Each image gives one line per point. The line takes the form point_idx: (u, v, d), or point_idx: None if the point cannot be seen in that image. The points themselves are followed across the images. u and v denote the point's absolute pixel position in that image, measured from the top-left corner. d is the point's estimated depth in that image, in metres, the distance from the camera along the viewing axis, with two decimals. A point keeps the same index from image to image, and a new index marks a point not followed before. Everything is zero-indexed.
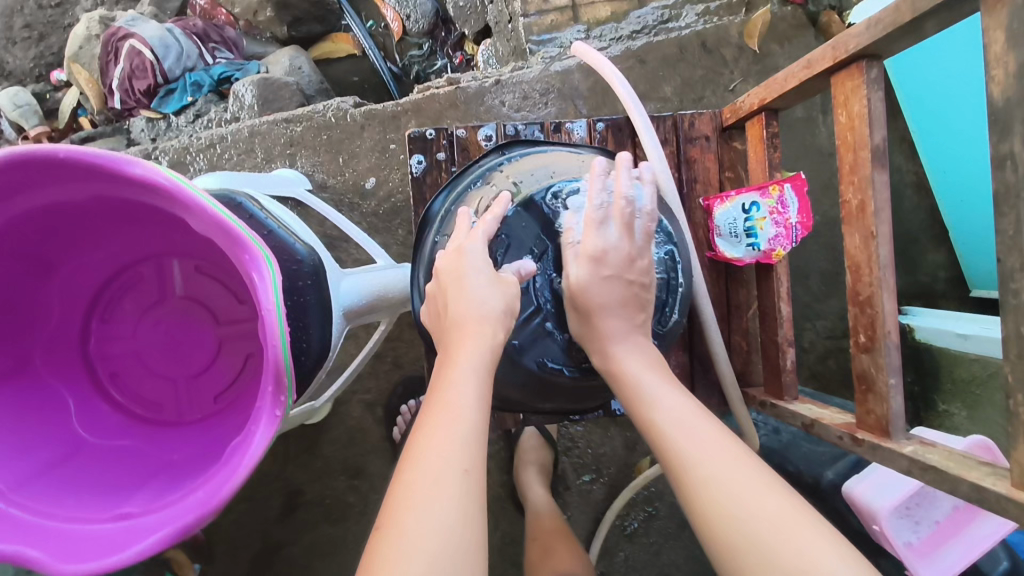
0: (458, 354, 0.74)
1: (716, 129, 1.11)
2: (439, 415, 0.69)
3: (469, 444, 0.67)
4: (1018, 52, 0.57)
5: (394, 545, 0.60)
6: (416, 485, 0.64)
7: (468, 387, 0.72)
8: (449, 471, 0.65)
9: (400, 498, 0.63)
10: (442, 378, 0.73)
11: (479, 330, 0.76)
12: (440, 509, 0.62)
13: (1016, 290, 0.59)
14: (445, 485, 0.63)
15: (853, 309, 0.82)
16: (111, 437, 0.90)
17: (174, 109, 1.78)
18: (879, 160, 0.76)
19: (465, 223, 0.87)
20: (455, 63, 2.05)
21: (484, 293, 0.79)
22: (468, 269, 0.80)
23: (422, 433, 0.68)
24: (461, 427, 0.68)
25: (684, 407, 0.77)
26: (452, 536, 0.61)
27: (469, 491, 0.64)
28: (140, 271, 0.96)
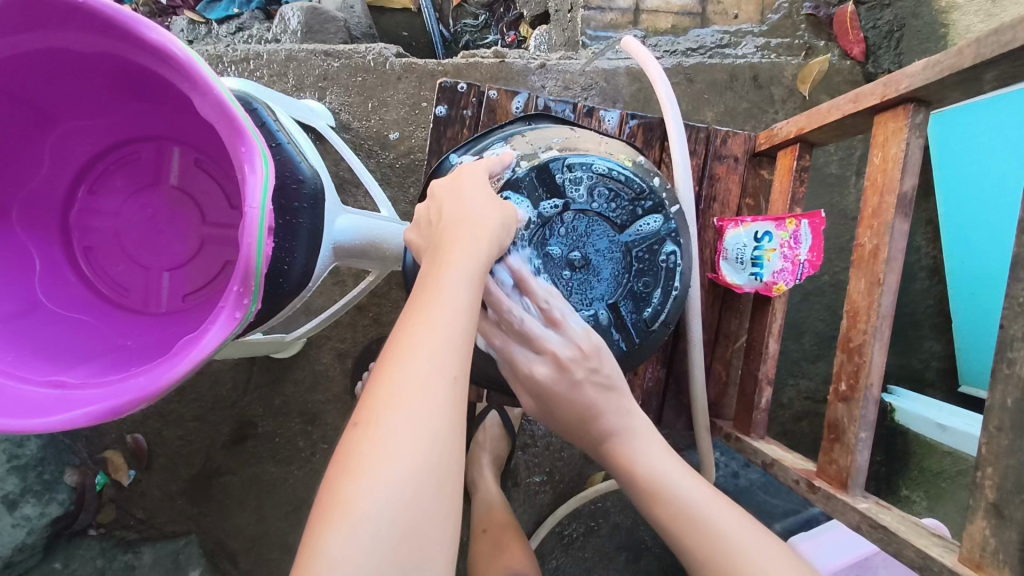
0: (454, 253, 0.67)
1: (747, 153, 1.08)
2: (428, 307, 0.62)
3: (458, 345, 0.61)
4: None
5: (373, 447, 0.56)
6: (401, 384, 0.58)
7: (465, 286, 0.65)
8: (437, 376, 0.59)
9: (381, 393, 0.58)
10: (433, 271, 0.66)
11: (475, 233, 0.70)
12: (425, 415, 0.57)
13: None
14: (432, 390, 0.58)
15: (841, 355, 0.80)
16: (68, 308, 0.87)
17: (218, 17, 1.76)
18: (903, 209, 0.74)
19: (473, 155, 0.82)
20: (506, 42, 2.04)
21: (484, 205, 0.73)
22: (473, 184, 0.75)
23: (410, 325, 0.62)
24: (451, 326, 0.62)
25: (676, 465, 0.83)
26: (431, 447, 0.57)
27: (455, 398, 0.60)
28: (139, 150, 0.94)
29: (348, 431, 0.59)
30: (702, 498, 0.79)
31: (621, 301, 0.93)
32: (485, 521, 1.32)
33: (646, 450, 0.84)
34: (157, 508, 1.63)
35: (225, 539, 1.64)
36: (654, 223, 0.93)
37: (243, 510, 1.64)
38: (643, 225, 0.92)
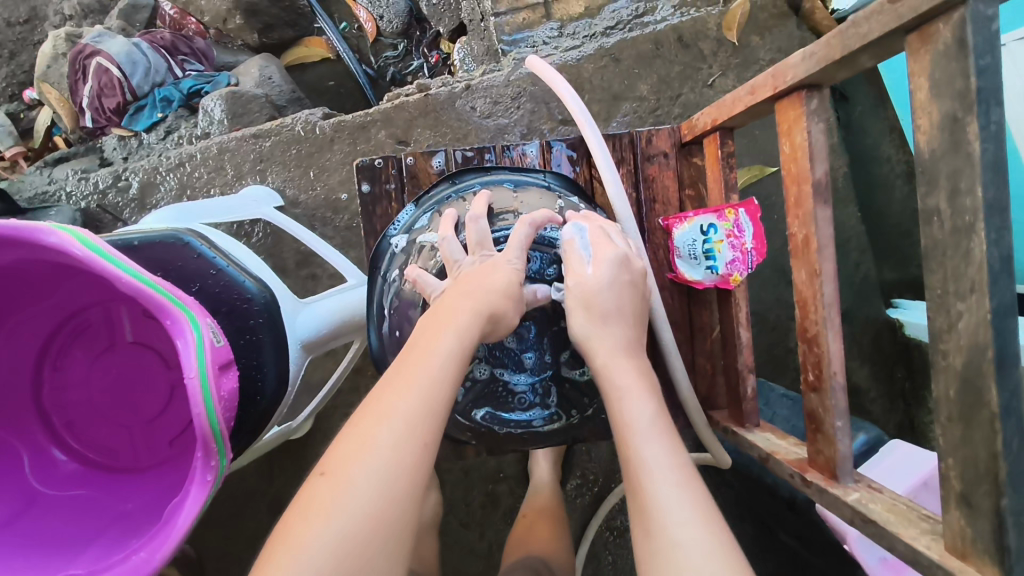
0: (447, 321, 0.68)
1: (675, 145, 1.07)
2: (415, 363, 0.64)
3: (434, 407, 0.61)
4: (941, 102, 0.53)
5: (339, 491, 0.55)
6: (376, 438, 0.57)
7: (450, 356, 0.65)
8: (410, 434, 0.58)
9: (352, 446, 0.57)
10: (423, 340, 0.67)
11: (473, 311, 0.70)
12: (393, 466, 0.56)
13: (945, 351, 0.56)
14: (404, 449, 0.58)
15: (802, 346, 0.80)
16: (65, 487, 0.91)
17: (144, 126, 1.76)
18: (821, 195, 0.73)
19: (485, 234, 0.83)
20: (432, 63, 1.99)
21: (492, 288, 0.73)
22: (488, 270, 0.76)
23: (390, 385, 0.62)
24: (434, 382, 0.62)
25: (662, 450, 0.66)
26: (394, 503, 0.55)
27: (424, 461, 0.58)
28: (88, 317, 0.96)
29: (312, 476, 0.57)
30: (684, 516, 0.60)
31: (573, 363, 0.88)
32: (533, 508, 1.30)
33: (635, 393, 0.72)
34: None
35: None
36: None
37: None
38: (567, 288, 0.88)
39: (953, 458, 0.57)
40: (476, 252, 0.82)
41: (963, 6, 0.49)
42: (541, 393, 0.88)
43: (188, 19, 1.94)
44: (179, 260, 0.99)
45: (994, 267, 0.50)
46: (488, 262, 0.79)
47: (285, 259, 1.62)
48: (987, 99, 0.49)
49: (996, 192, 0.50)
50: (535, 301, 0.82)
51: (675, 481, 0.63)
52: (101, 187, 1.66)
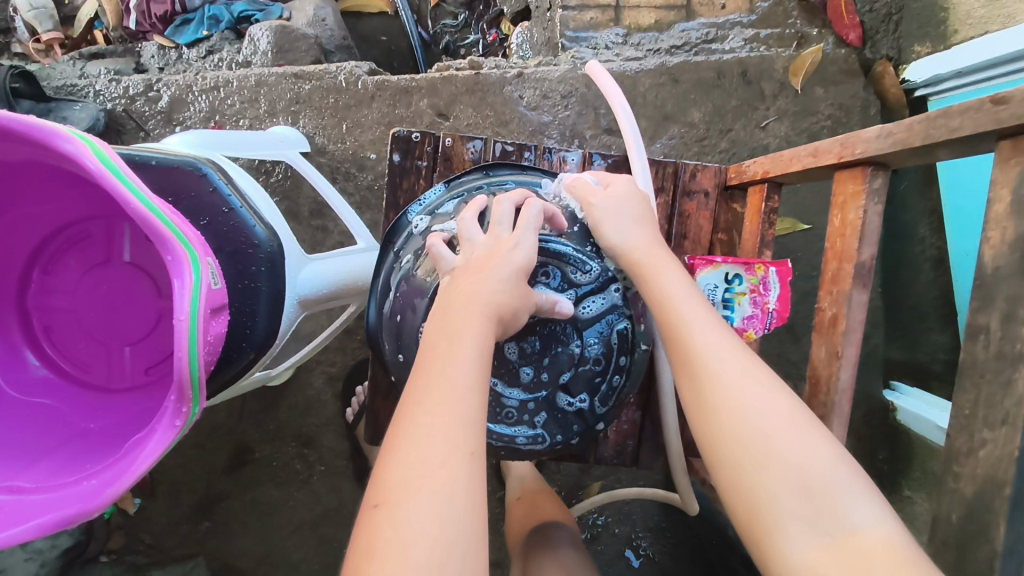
0: (464, 321, 0.61)
1: (718, 186, 1.04)
2: (439, 370, 0.57)
3: (474, 420, 0.54)
4: (1019, 221, 0.50)
5: (400, 527, 0.48)
6: (423, 463, 0.51)
7: (472, 363, 0.58)
8: (457, 453, 0.52)
9: (398, 473, 0.50)
10: (441, 349, 0.59)
11: (483, 313, 0.62)
12: (445, 493, 0.49)
13: (958, 474, 0.54)
14: (455, 470, 0.51)
15: (804, 422, 0.77)
16: (31, 393, 0.88)
17: (187, 41, 1.72)
18: (862, 278, 0.71)
19: (509, 217, 0.73)
20: (488, 41, 1.95)
21: (502, 287, 0.64)
22: (502, 261, 0.67)
23: (422, 396, 0.55)
24: (465, 388, 0.56)
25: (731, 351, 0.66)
26: (464, 533, 0.48)
27: (476, 478, 0.51)
28: (89, 227, 0.93)
29: (367, 512, 0.50)
30: (761, 406, 0.62)
31: (572, 388, 0.77)
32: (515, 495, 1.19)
33: (670, 270, 0.73)
34: (165, 534, 1.64)
35: (232, 560, 1.65)
36: (601, 304, 0.76)
37: (248, 534, 1.65)
38: (585, 309, 0.75)
39: None
40: (493, 230, 0.72)
41: None
42: (531, 411, 0.76)
43: None
44: (193, 190, 0.97)
45: None
46: (507, 243, 0.69)
47: (300, 205, 1.59)
48: None
49: None
50: (551, 313, 0.71)
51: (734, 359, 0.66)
52: (130, 93, 1.62)
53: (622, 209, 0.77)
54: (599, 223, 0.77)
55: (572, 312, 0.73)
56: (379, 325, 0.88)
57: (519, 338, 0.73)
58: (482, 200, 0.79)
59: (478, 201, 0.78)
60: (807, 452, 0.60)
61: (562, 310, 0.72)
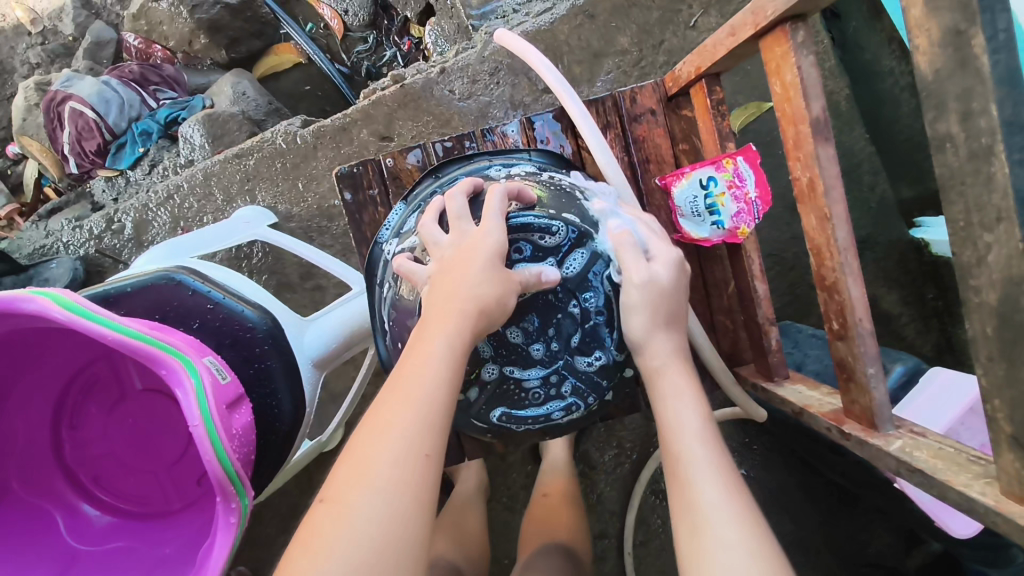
0: (435, 326, 0.60)
1: (661, 101, 1.02)
2: (401, 379, 0.57)
3: (436, 425, 0.54)
4: (939, 17, 0.47)
5: (339, 520, 0.49)
6: (371, 463, 0.51)
7: (442, 364, 0.57)
8: (410, 454, 0.52)
9: (346, 473, 0.52)
10: (415, 350, 0.59)
11: (461, 315, 0.61)
12: (386, 486, 0.50)
13: (976, 288, 0.51)
14: (407, 469, 0.51)
15: (823, 294, 0.75)
16: (102, 541, 0.90)
17: (129, 163, 1.74)
18: (821, 133, 0.68)
19: (465, 208, 0.72)
20: (404, 50, 1.94)
21: (481, 281, 0.63)
22: (474, 253, 0.65)
23: (384, 402, 0.55)
24: (424, 394, 0.55)
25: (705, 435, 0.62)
26: (401, 531, 0.49)
27: (428, 478, 0.52)
28: (96, 370, 0.94)
29: (313, 508, 0.51)
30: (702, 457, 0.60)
31: (586, 349, 0.75)
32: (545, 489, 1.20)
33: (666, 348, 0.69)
34: None
35: None
36: (583, 258, 0.74)
37: None
38: (570, 267, 0.74)
39: (1000, 399, 0.52)
40: (455, 226, 0.70)
41: None
42: (556, 384, 0.75)
43: (153, 47, 1.92)
44: (174, 300, 0.99)
45: (1020, 191, 0.45)
46: (472, 237, 0.68)
47: (289, 274, 1.60)
48: (991, 5, 0.44)
49: (1013, 110, 0.45)
50: (539, 286, 0.70)
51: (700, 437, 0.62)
52: (96, 233, 1.65)
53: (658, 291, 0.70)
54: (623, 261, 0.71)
55: (559, 277, 0.71)
56: (392, 357, 0.87)
57: (518, 319, 0.72)
58: (441, 198, 0.77)
59: (438, 200, 0.77)
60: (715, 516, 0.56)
61: (551, 278, 0.71)
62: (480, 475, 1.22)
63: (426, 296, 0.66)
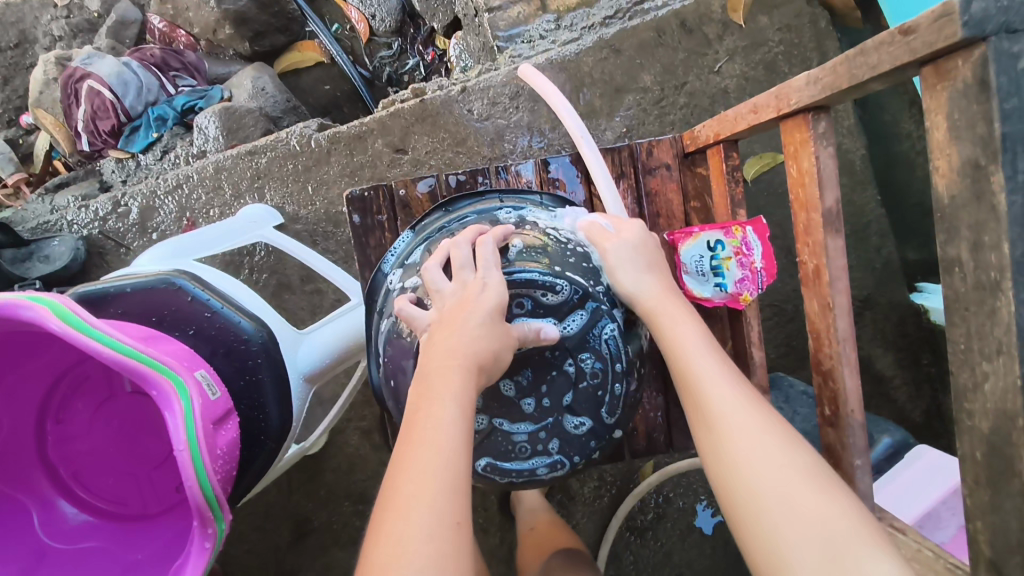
0: (436, 382, 0.60)
1: (677, 155, 1.03)
2: (414, 445, 0.56)
3: (458, 486, 0.53)
4: (960, 145, 0.48)
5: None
6: (407, 540, 0.49)
7: (454, 426, 0.57)
8: (442, 524, 0.51)
9: (384, 553, 0.49)
10: (422, 411, 0.58)
11: (461, 369, 0.61)
12: (430, 567, 0.48)
13: (970, 411, 0.51)
14: (442, 542, 0.49)
15: (817, 378, 0.75)
16: (75, 540, 0.90)
17: (140, 147, 1.72)
18: (832, 224, 0.68)
19: (467, 258, 0.72)
20: (427, 61, 1.94)
21: (479, 335, 0.64)
22: (474, 307, 0.66)
23: (408, 471, 0.54)
24: (444, 456, 0.55)
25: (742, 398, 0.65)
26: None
27: (464, 552, 0.50)
28: (86, 369, 0.94)
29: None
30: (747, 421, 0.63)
31: (577, 409, 0.75)
32: (530, 521, 1.25)
33: (680, 321, 0.73)
34: None
35: None
36: (582, 319, 0.74)
37: None
38: (569, 327, 0.74)
39: (980, 523, 0.53)
40: (457, 277, 0.71)
41: (984, 43, 0.44)
42: (544, 440, 0.75)
43: (178, 31, 1.93)
44: (172, 305, 0.99)
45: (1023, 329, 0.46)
46: (473, 289, 0.68)
47: (289, 275, 1.60)
48: (1014, 145, 0.44)
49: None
50: (537, 342, 0.71)
51: (737, 401, 0.65)
52: (101, 214, 1.64)
53: (635, 256, 0.78)
54: (613, 271, 0.77)
55: (557, 336, 0.72)
56: (384, 386, 0.87)
57: (512, 373, 0.73)
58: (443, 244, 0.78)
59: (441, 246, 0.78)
60: (784, 474, 0.59)
61: (549, 336, 0.71)
62: None
63: (425, 347, 0.66)
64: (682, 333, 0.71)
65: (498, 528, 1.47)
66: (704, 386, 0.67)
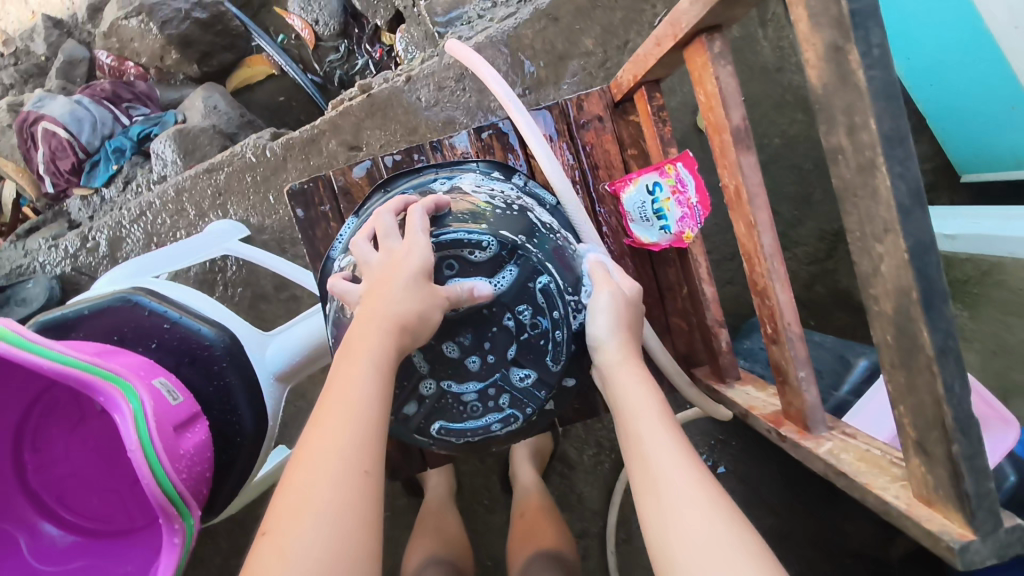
0: (355, 344, 0.62)
1: (608, 107, 1.03)
2: (328, 405, 0.58)
3: (368, 441, 0.56)
4: (821, 32, 0.48)
5: (287, 547, 0.49)
6: (313, 488, 0.52)
7: (370, 382, 0.59)
8: (347, 474, 0.53)
9: (288, 504, 0.52)
10: (342, 369, 0.61)
11: (381, 331, 0.63)
12: (327, 515, 0.51)
13: (876, 296, 0.52)
14: (343, 490, 0.52)
15: (756, 299, 0.76)
16: (63, 561, 0.93)
17: (104, 181, 1.75)
18: (743, 141, 0.68)
19: (391, 225, 0.73)
20: (376, 59, 1.91)
21: (402, 297, 0.65)
22: (398, 271, 0.67)
23: (319, 427, 0.56)
24: (355, 414, 0.57)
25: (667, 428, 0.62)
26: (354, 548, 0.50)
27: (370, 497, 0.53)
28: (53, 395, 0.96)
29: (256, 542, 0.51)
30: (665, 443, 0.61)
31: (521, 361, 0.77)
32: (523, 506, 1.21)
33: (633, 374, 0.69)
34: None
35: None
36: (512, 274, 0.75)
37: None
38: (501, 284, 0.75)
39: (904, 405, 0.53)
40: (382, 245, 0.72)
41: None
42: (494, 396, 0.77)
43: (126, 63, 1.94)
44: (132, 321, 1.00)
45: (903, 203, 0.46)
46: (397, 254, 0.69)
47: (263, 285, 1.61)
48: (865, 22, 0.44)
49: (891, 123, 0.45)
50: (472, 301, 0.72)
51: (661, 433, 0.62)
52: (71, 252, 1.66)
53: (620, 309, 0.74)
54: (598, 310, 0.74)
55: (492, 292, 0.73)
56: None
57: (452, 335, 0.73)
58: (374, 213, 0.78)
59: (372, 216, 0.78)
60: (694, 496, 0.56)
61: (483, 293, 0.72)
62: (448, 481, 1.23)
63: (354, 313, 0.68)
64: (630, 400, 0.66)
65: (501, 507, 1.47)
66: (646, 449, 0.61)
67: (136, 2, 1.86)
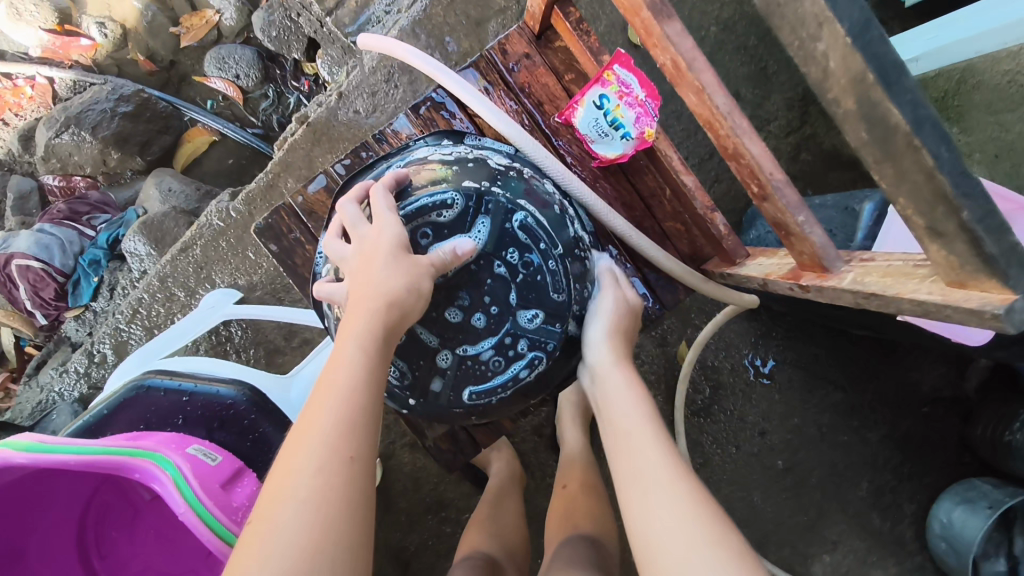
0: (344, 329, 0.62)
1: (531, 42, 1.00)
2: (318, 390, 0.59)
3: (353, 425, 0.56)
4: None
5: (264, 533, 0.51)
6: (296, 474, 0.53)
7: (355, 366, 0.59)
8: (334, 456, 0.54)
9: (275, 486, 0.54)
10: (333, 353, 0.61)
11: (367, 311, 0.62)
12: (309, 496, 0.52)
13: (836, 99, 0.50)
14: (331, 475, 0.53)
15: (732, 165, 0.75)
16: None
17: (90, 296, 1.76)
18: (662, 11, 0.67)
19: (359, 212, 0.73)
20: (306, 91, 1.92)
21: (386, 275, 0.64)
22: (376, 251, 0.66)
23: (310, 411, 0.57)
24: (339, 397, 0.57)
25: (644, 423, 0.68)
26: (334, 533, 0.51)
27: (355, 482, 0.54)
28: (104, 498, 0.96)
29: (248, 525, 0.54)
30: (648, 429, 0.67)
31: (526, 304, 0.78)
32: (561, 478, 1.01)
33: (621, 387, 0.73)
34: None
35: None
36: (487, 224, 0.76)
37: None
38: (479, 235, 0.76)
39: (902, 196, 0.51)
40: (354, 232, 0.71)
41: None
42: (512, 345, 0.78)
43: (73, 179, 1.96)
44: (152, 405, 1.00)
45: None
46: (370, 235, 0.69)
47: (274, 339, 1.61)
48: None
49: None
50: (457, 261, 0.72)
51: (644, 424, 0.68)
52: (82, 370, 1.67)
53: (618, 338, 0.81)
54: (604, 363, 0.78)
55: (474, 246, 0.73)
56: None
57: (453, 299, 0.76)
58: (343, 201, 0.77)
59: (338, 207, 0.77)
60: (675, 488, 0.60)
61: (466, 249, 0.72)
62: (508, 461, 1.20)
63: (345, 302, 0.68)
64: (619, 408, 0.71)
65: None
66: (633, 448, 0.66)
67: (61, 118, 1.89)
